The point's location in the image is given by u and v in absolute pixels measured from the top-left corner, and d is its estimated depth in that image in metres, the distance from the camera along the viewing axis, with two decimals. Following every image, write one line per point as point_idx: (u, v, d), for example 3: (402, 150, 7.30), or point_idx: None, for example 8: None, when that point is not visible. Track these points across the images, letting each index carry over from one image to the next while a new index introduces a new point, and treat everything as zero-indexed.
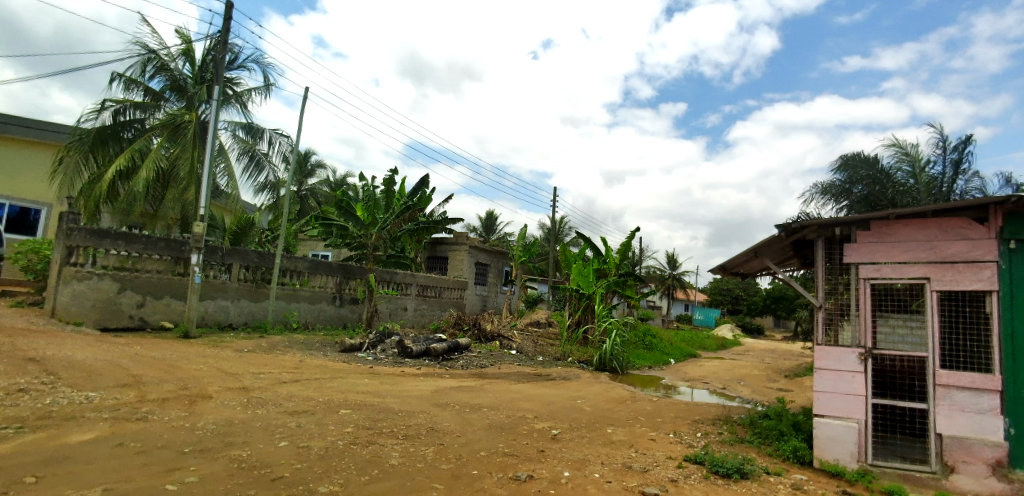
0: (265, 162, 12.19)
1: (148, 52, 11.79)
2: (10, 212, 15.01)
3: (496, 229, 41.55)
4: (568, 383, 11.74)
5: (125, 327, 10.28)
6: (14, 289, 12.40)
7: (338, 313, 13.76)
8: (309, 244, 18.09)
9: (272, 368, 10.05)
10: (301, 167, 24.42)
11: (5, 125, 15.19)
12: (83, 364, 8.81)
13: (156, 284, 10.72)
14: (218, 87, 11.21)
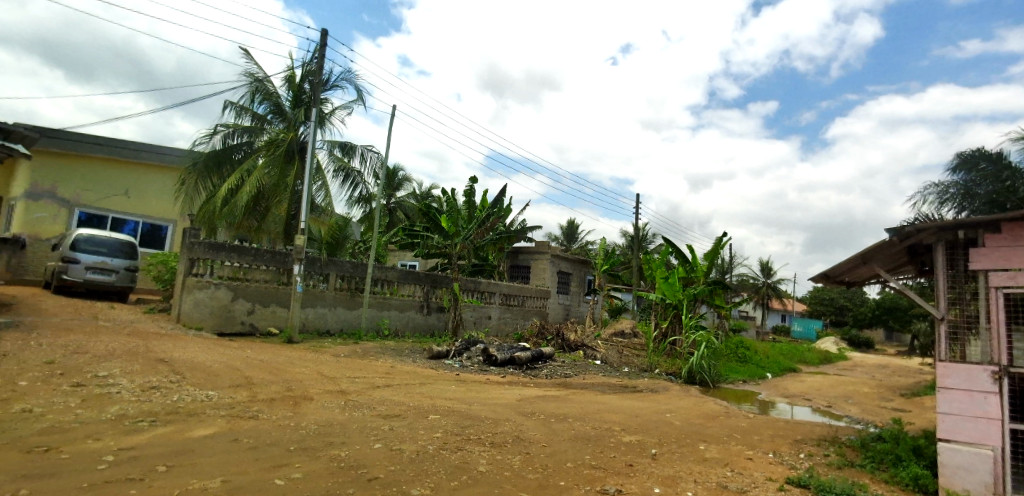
0: (357, 177, 12.88)
1: (254, 81, 12.84)
2: (143, 228, 17.03)
3: (578, 237, 41.34)
4: (655, 396, 11.35)
5: (238, 332, 11.20)
6: (147, 297, 13.96)
7: (426, 321, 14.21)
8: (398, 254, 18.96)
9: (366, 372, 10.53)
10: (390, 180, 25.65)
11: (135, 151, 16.79)
12: (204, 365, 9.70)
13: (264, 293, 11.57)
14: (315, 109, 12.02)
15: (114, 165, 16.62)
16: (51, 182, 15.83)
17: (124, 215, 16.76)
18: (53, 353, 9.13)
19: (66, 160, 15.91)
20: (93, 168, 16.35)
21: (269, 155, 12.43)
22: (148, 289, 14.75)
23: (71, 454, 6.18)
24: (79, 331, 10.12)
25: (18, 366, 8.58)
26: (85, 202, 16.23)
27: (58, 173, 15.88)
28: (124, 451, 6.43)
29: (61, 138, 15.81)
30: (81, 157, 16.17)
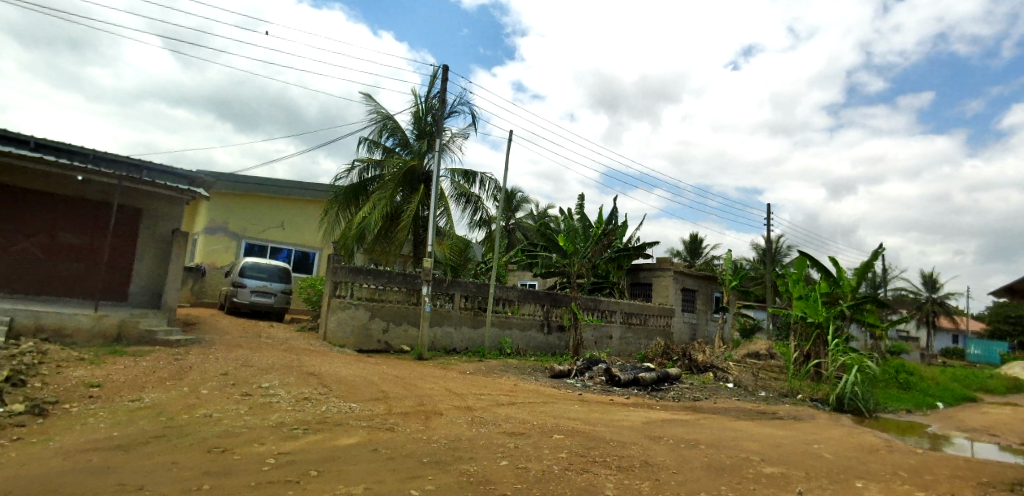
0: (477, 201, 13.42)
1: (384, 118, 13.95)
2: (295, 255, 19.26)
3: (702, 253, 39.34)
4: (800, 425, 10.29)
5: (375, 349, 12.08)
6: (299, 317, 15.63)
7: (547, 340, 14.28)
8: (518, 273, 19.48)
9: (491, 390, 10.78)
10: (508, 202, 26.42)
11: (290, 189, 18.99)
12: (347, 379, 10.57)
13: (397, 312, 12.38)
14: (438, 140, 12.76)
15: (271, 200, 18.94)
16: (224, 219, 18.45)
17: (280, 245, 19.02)
18: (227, 366, 10.50)
19: (234, 199, 18.38)
20: (255, 204, 18.76)
21: (398, 183, 13.32)
22: (300, 310, 16.52)
23: (240, 455, 7.02)
24: (245, 346, 11.58)
25: (201, 376, 10.00)
26: (250, 234, 18.64)
27: (230, 210, 18.49)
28: (283, 455, 7.17)
29: (230, 180, 18.33)
30: (246, 195, 18.62)
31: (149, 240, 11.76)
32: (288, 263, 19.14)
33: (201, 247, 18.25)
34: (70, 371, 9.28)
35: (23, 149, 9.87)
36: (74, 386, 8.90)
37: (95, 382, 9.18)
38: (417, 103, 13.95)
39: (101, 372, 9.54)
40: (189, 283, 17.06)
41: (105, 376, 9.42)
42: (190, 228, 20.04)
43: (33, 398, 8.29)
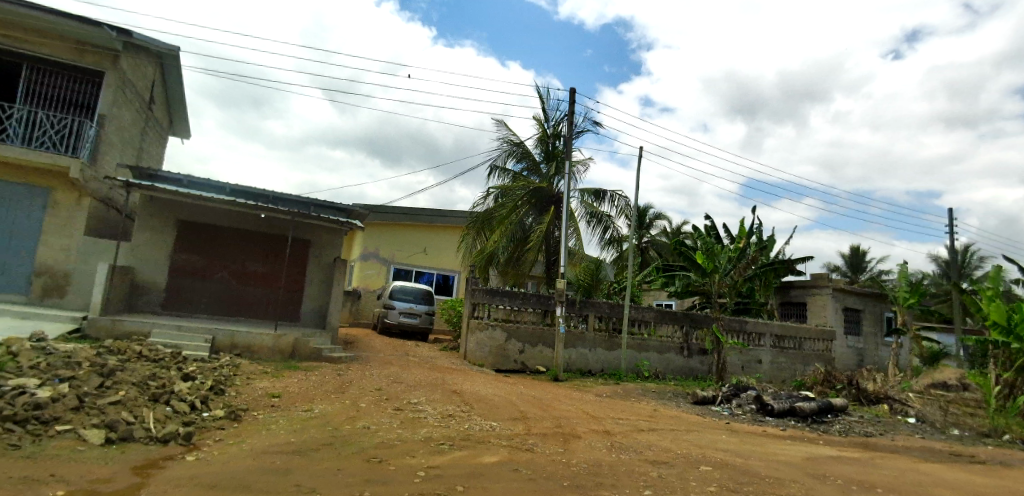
0: (609, 221, 13.28)
1: (512, 145, 14.22)
2: (438, 279, 20.67)
3: (866, 268, 35.09)
4: (1011, 472, 8.54)
5: (512, 369, 12.38)
6: (442, 337, 16.59)
7: (688, 363, 13.60)
8: (653, 293, 19.02)
9: (629, 414, 10.47)
10: (642, 219, 25.87)
11: (432, 217, 20.42)
12: (487, 398, 10.93)
13: (532, 333, 12.58)
14: (568, 162, 12.85)
15: (415, 228, 20.43)
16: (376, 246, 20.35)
17: (423, 269, 20.47)
18: (380, 382, 11.41)
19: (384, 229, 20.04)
20: (402, 232, 20.34)
21: (529, 206, 13.57)
22: (442, 330, 17.53)
23: (395, 466, 7.55)
24: (396, 364, 12.53)
25: (359, 391, 10.97)
26: (398, 260, 20.28)
27: (381, 238, 20.35)
28: (432, 469, 7.57)
29: (380, 211, 20.06)
30: (394, 224, 20.28)
31: (316, 268, 13.20)
32: (431, 286, 20.54)
33: (357, 272, 20.20)
34: (257, 382, 10.74)
35: (220, 193, 11.74)
36: (260, 396, 10.27)
37: (275, 393, 10.50)
38: (545, 127, 14.16)
39: (280, 383, 10.89)
40: (347, 305, 18.91)
41: (283, 388, 10.74)
42: (348, 254, 22.29)
43: (230, 405, 9.72)
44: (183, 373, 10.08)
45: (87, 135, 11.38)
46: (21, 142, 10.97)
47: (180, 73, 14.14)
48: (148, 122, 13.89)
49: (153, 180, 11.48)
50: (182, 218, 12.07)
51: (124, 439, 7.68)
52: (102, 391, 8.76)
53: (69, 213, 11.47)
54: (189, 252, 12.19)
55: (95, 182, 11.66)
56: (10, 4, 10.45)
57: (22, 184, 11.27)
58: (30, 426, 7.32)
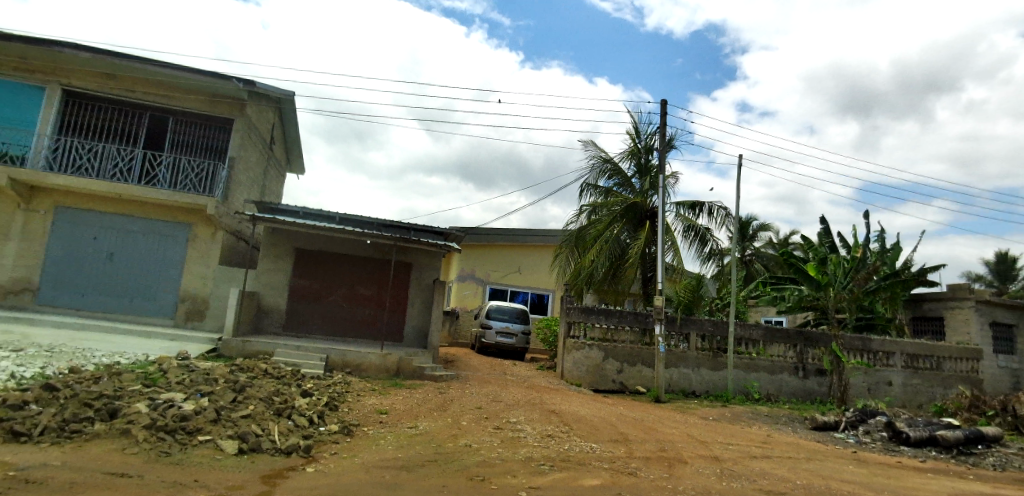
0: (708, 234, 12.75)
1: (603, 162, 14.09)
2: (533, 298, 20.88)
3: (1017, 276, 30.76)
4: None
5: (611, 389, 12.15)
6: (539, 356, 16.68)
7: (804, 385, 12.59)
8: (761, 310, 17.98)
9: (740, 440, 9.85)
10: (744, 231, 24.59)
11: (526, 236, 20.72)
12: (586, 419, 10.77)
13: (631, 353, 12.29)
14: (661, 176, 12.50)
15: (510, 248, 20.82)
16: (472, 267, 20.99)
17: (518, 288, 20.77)
18: (480, 401, 11.65)
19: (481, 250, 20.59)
20: (497, 253, 20.81)
21: (623, 222, 13.37)
22: (538, 349, 17.64)
23: (497, 485, 7.64)
24: (495, 382, 12.76)
25: (460, 409, 11.25)
26: (493, 280, 20.77)
27: (477, 259, 20.97)
28: (533, 490, 7.57)
29: (475, 233, 20.68)
30: (489, 245, 20.81)
31: (417, 289, 13.84)
32: (526, 305, 20.80)
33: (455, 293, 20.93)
34: (367, 399, 11.37)
35: (331, 223, 12.70)
36: (369, 412, 10.85)
37: (383, 409, 11.05)
38: (636, 141, 13.94)
39: (387, 400, 11.44)
40: (446, 325, 19.53)
41: (390, 405, 11.27)
42: (445, 276, 23.17)
43: (343, 420, 10.37)
44: (302, 390, 10.92)
45: (220, 177, 12.80)
46: (169, 186, 12.58)
47: (295, 115, 15.58)
48: (269, 160, 15.40)
49: (274, 212, 12.66)
50: (298, 246, 13.17)
51: (254, 450, 8.41)
52: (235, 405, 9.70)
53: (206, 245, 12.91)
54: (305, 277, 13.25)
55: (226, 217, 13.08)
56: (160, 67, 12.09)
57: (168, 220, 12.84)
58: (178, 435, 8.26)
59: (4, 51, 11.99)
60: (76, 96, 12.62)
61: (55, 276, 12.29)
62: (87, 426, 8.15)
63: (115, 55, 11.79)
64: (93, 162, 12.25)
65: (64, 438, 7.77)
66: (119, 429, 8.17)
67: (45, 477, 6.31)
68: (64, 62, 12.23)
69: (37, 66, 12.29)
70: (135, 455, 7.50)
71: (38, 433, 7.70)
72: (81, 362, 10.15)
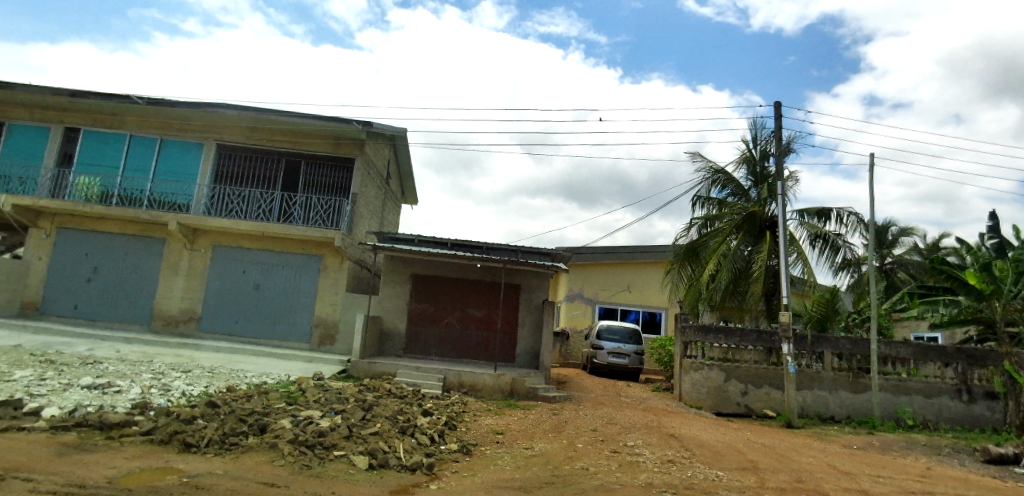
0: (840, 242, 11.68)
1: (714, 172, 13.48)
2: (644, 316, 20.36)
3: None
4: None
5: (735, 413, 11.47)
6: (654, 377, 16.17)
7: (971, 410, 10.98)
8: (910, 326, 16.10)
9: (892, 472, 8.77)
10: (881, 237, 22.21)
11: (635, 253, 20.33)
12: (709, 444, 10.20)
13: (756, 374, 11.52)
14: (779, 183, 11.70)
15: (618, 266, 20.49)
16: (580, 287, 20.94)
17: (629, 306, 20.34)
18: (595, 423, 11.49)
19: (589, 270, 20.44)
20: (605, 271, 20.59)
21: (741, 234, 12.67)
22: (653, 370, 17.13)
23: None
24: (609, 404, 12.57)
25: (575, 431, 11.15)
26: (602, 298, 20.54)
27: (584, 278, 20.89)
28: None
29: (581, 252, 20.69)
30: (597, 264, 20.67)
31: (527, 310, 14.09)
32: (637, 324, 20.31)
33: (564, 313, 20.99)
34: (483, 419, 11.66)
35: (444, 248, 13.35)
36: (486, 432, 11.10)
37: (499, 430, 11.25)
38: (749, 148, 13.20)
39: (503, 421, 11.65)
40: (557, 346, 19.56)
41: (506, 425, 11.45)
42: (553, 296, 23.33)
43: (462, 439, 10.70)
44: (423, 409, 11.47)
45: (345, 211, 13.97)
46: (302, 222, 13.96)
47: (407, 151, 16.68)
48: (386, 193, 16.56)
49: (393, 241, 13.56)
50: (415, 272, 13.99)
51: (383, 465, 8.94)
52: (364, 422, 10.40)
53: (335, 274, 14.11)
54: (421, 301, 13.99)
55: (351, 247, 14.24)
56: (291, 117, 13.49)
57: (302, 253, 14.21)
58: (317, 450, 9.00)
59: (173, 116, 14.12)
60: (227, 149, 14.49)
61: (215, 307, 14.08)
62: (242, 439, 9.12)
63: (257, 110, 13.38)
64: (242, 206, 13.95)
65: (224, 450, 8.74)
66: (268, 443, 9.08)
67: (211, 484, 7.17)
68: (218, 121, 14.14)
69: (197, 126, 14.32)
70: (281, 466, 8.27)
71: (205, 444, 8.70)
72: (236, 382, 11.48)
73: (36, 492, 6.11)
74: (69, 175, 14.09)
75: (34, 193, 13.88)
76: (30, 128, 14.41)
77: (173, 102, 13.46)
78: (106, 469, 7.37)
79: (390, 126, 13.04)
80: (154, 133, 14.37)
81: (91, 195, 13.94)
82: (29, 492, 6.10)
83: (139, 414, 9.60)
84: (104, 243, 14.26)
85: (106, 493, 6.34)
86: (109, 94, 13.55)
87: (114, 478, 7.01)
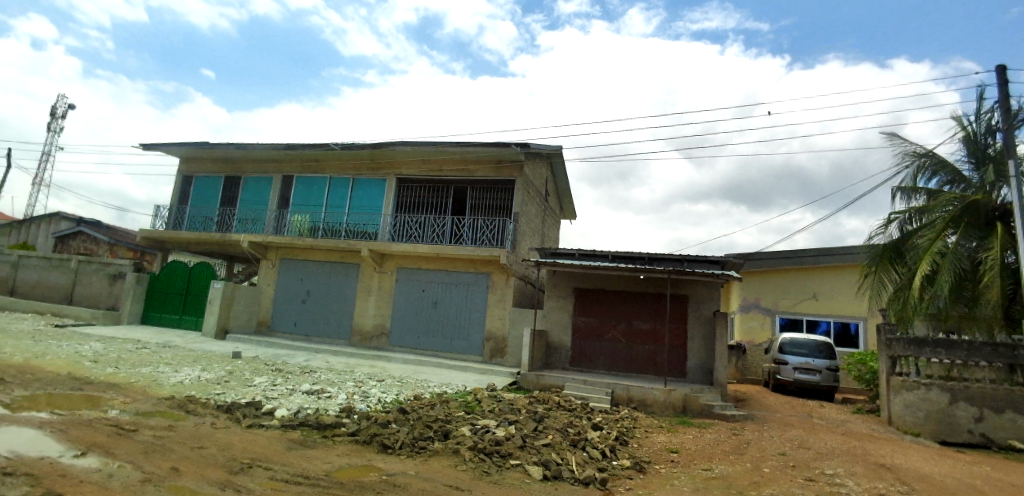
0: None
1: (917, 158, 11.58)
2: (836, 327, 18.07)
3: None
4: None
5: (968, 443, 9.62)
6: (853, 397, 14.31)
7: None
8: None
9: None
10: None
11: (818, 257, 18.25)
12: (933, 478, 8.61)
13: (994, 396, 9.54)
14: (1011, 162, 9.64)
15: (802, 272, 18.59)
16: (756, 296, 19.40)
17: (817, 317, 18.28)
18: (784, 446, 10.41)
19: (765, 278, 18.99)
20: (784, 278, 18.83)
21: (962, 228, 10.68)
22: (851, 389, 15.23)
23: None
24: (799, 426, 11.39)
25: (761, 454, 10.18)
26: (783, 308, 18.80)
27: (759, 287, 19.26)
28: None
29: (755, 259, 19.25)
30: (773, 271, 18.98)
31: (697, 322, 13.50)
32: (828, 336, 18.10)
33: (739, 325, 19.62)
34: (655, 436, 11.26)
35: (605, 261, 13.34)
36: (660, 450, 10.64)
37: (673, 448, 10.70)
38: (966, 125, 11.11)
39: (676, 439, 11.10)
40: (733, 361, 18.36)
41: (681, 443, 10.88)
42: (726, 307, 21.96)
43: (634, 455, 10.40)
44: (593, 423, 11.47)
45: (509, 230, 14.72)
46: (471, 242, 15.02)
47: (565, 168, 17.06)
48: (545, 210, 17.11)
49: (555, 257, 13.91)
50: (578, 285, 14.21)
51: (556, 477, 9.07)
52: (537, 434, 10.70)
53: (502, 291, 14.89)
54: (585, 314, 14.12)
55: (516, 264, 14.95)
56: (457, 147, 14.65)
57: (471, 271, 15.26)
58: (495, 458, 9.49)
59: (361, 157, 16.24)
60: (405, 181, 16.22)
61: (400, 323, 15.74)
62: (430, 444, 9.97)
63: (429, 143, 14.81)
64: (420, 231, 15.50)
65: (416, 452, 9.64)
66: (452, 448, 9.79)
67: (406, 483, 7.97)
68: (397, 158, 15.93)
69: (381, 163, 16.28)
70: (465, 471, 8.87)
71: (399, 447, 9.68)
72: (421, 391, 12.63)
73: (274, 480, 7.35)
74: (287, 214, 16.93)
75: (263, 231, 16.91)
76: (258, 179, 17.63)
77: (362, 145, 15.49)
78: (323, 463, 8.60)
79: (546, 145, 13.48)
80: (348, 173, 16.65)
81: (303, 230, 16.57)
82: (270, 479, 7.39)
83: (347, 417, 11.03)
84: (314, 270, 16.79)
85: (326, 485, 7.38)
86: (313, 144, 16.06)
87: (329, 471, 8.16)
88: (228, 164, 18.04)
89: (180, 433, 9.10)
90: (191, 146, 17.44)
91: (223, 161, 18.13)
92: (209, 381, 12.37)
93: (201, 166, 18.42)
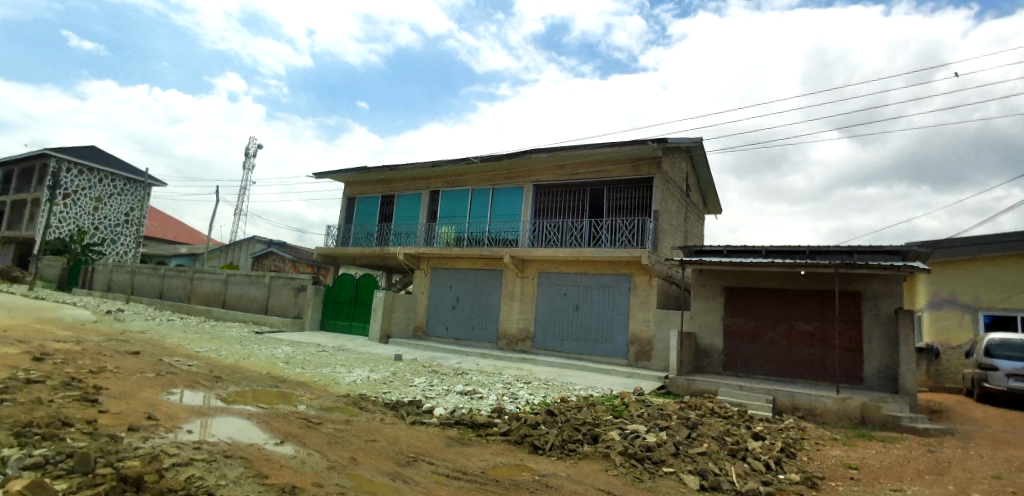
0: None
1: None
2: None
3: None
4: None
5: None
6: None
7: None
8: None
9: None
10: None
11: None
12: None
13: None
14: None
15: (1015, 260, 15.44)
16: (950, 291, 16.59)
17: None
18: (998, 469, 8.69)
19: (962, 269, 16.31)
20: (988, 268, 15.88)
21: None
22: None
23: None
24: (1018, 445, 9.49)
25: (968, 476, 8.61)
26: (989, 305, 15.81)
27: (955, 280, 16.44)
28: None
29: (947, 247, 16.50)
30: (974, 260, 16.12)
31: (874, 322, 11.93)
32: None
33: (929, 324, 16.93)
34: (828, 449, 10.09)
35: (758, 257, 12.38)
36: (835, 464, 9.49)
37: (852, 464, 9.45)
38: None
39: (856, 454, 9.82)
40: (924, 365, 16.10)
41: (861, 459, 9.59)
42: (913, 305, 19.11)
43: (805, 470, 9.38)
44: (754, 432, 10.64)
45: (650, 229, 14.32)
46: (610, 244, 14.89)
47: (706, 161, 16.19)
48: (687, 207, 16.37)
49: (701, 255, 13.23)
50: (728, 285, 13.37)
51: (715, 488, 8.53)
52: (691, 441, 10.20)
53: (645, 292, 14.52)
54: (738, 315, 13.21)
55: (658, 264, 14.51)
56: (591, 149, 14.64)
57: (612, 273, 15.10)
58: (648, 464, 9.24)
59: (499, 168, 16.98)
60: (541, 188, 16.62)
61: (544, 326, 16.09)
62: (579, 446, 10.02)
63: (564, 147, 14.98)
64: (558, 235, 15.74)
65: (566, 455, 9.73)
66: (602, 452, 9.74)
67: (559, 484, 8.11)
68: (533, 165, 16.39)
69: (518, 172, 16.84)
70: (616, 476, 8.77)
71: (549, 448, 9.86)
72: (567, 394, 12.75)
73: (437, 474, 7.93)
74: (435, 227, 18.26)
75: (416, 244, 18.42)
76: (409, 196, 19.26)
77: (500, 156, 16.20)
78: (480, 460, 9.09)
79: (685, 139, 12.92)
80: (487, 184, 17.50)
81: (450, 240, 17.74)
82: (433, 472, 7.99)
83: (498, 418, 11.51)
84: (461, 277, 17.88)
85: (482, 481, 7.79)
86: (456, 159, 17.14)
87: (485, 468, 8.59)
88: (383, 185, 19.97)
89: (355, 427, 10.23)
90: (353, 171, 19.62)
91: (379, 182, 20.12)
92: (377, 381, 13.76)
93: (361, 188, 20.63)
